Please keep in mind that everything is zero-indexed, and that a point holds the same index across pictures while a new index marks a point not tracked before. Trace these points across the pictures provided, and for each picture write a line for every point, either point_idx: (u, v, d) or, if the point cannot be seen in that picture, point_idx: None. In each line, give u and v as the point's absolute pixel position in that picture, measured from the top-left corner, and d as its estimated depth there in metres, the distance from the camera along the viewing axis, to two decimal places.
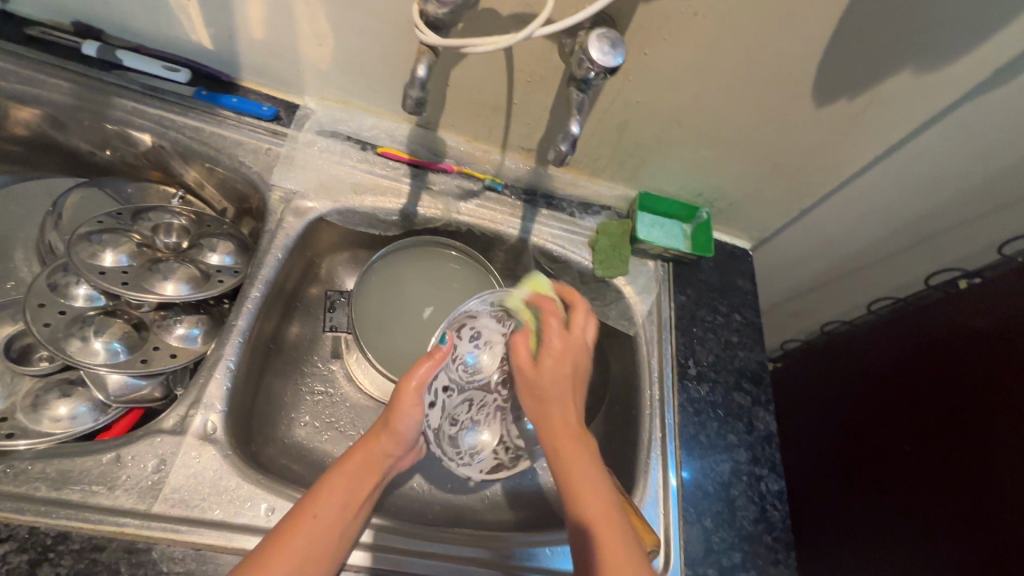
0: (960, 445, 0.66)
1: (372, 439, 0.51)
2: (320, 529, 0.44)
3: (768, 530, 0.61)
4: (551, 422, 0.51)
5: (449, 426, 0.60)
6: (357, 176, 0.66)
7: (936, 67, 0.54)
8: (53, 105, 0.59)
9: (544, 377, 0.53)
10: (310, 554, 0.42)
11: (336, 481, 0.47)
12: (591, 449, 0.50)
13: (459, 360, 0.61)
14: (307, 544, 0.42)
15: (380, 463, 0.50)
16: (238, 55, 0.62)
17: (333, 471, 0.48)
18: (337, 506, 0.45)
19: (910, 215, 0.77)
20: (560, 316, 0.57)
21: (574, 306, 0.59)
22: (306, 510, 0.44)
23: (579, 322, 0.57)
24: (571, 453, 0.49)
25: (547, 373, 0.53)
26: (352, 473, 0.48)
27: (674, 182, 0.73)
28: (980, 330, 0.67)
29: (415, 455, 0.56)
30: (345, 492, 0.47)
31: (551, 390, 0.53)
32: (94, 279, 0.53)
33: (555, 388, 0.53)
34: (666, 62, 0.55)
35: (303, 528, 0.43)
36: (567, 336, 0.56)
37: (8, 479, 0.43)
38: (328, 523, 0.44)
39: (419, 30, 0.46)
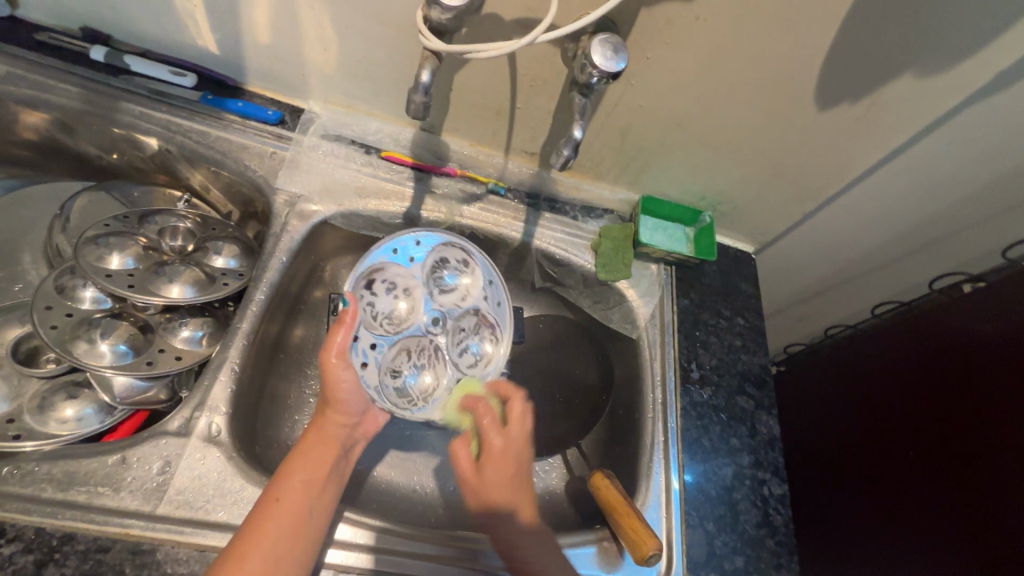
0: (964, 450, 0.66)
1: (323, 417, 0.52)
2: (287, 508, 0.44)
3: (771, 534, 0.61)
4: (507, 542, 0.52)
5: (391, 377, 0.61)
6: (361, 180, 0.67)
7: (939, 70, 0.54)
8: (61, 109, 0.59)
9: (490, 484, 0.54)
10: (284, 535, 0.43)
11: (295, 462, 0.48)
12: (551, 548, 0.53)
13: (379, 312, 0.61)
14: (277, 526, 0.43)
15: (335, 435, 0.52)
16: (244, 60, 0.62)
17: (293, 455, 0.48)
18: (301, 485, 0.46)
19: (914, 218, 0.76)
20: (495, 413, 0.57)
21: (511, 397, 0.59)
22: (272, 494, 0.45)
23: (517, 411, 0.58)
24: (531, 558, 0.51)
25: (495, 472, 0.54)
26: (310, 452, 0.49)
27: (677, 185, 0.73)
28: (984, 334, 0.67)
29: (379, 416, 0.57)
30: (306, 468, 0.47)
31: (499, 494, 0.53)
32: (100, 281, 0.54)
33: (507, 493, 0.53)
34: (668, 66, 0.56)
35: (272, 512, 0.44)
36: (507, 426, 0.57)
37: (15, 480, 0.43)
38: (295, 500, 0.45)
39: (423, 35, 0.47)
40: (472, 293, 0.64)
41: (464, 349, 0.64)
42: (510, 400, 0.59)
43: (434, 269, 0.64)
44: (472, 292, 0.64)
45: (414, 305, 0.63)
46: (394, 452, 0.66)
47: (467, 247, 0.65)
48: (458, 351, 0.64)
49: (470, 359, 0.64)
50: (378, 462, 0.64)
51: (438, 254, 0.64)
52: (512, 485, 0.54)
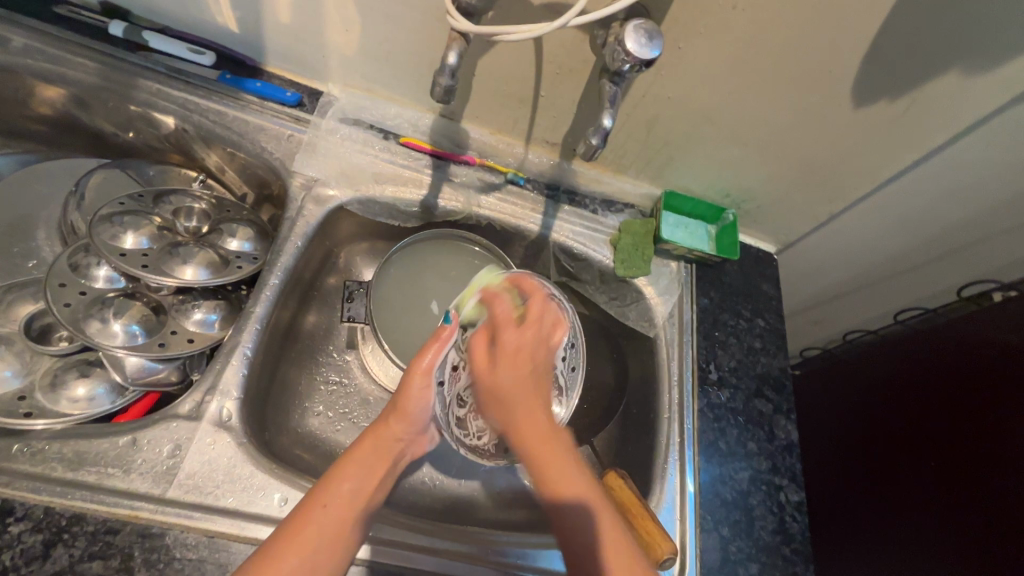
0: (990, 465, 0.64)
1: (383, 425, 0.50)
2: (331, 514, 0.43)
3: (787, 541, 0.59)
4: (524, 435, 0.47)
5: (457, 406, 0.59)
6: (378, 165, 0.66)
7: (987, 67, 0.51)
8: (78, 84, 0.58)
9: (497, 380, 0.50)
10: (322, 544, 0.41)
11: (345, 469, 0.46)
12: (569, 446, 0.47)
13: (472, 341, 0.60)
14: (319, 534, 0.41)
15: (390, 448, 0.50)
16: (263, 39, 0.61)
17: (344, 460, 0.47)
18: (346, 494, 0.44)
19: (946, 223, 0.74)
20: (513, 309, 0.54)
21: (529, 296, 0.55)
22: (317, 497, 0.44)
23: (536, 309, 0.54)
24: (550, 452, 0.46)
25: (508, 367, 0.50)
26: (362, 460, 0.47)
27: (701, 181, 0.71)
28: (1011, 345, 0.65)
29: (426, 442, 0.55)
30: (355, 478, 0.46)
31: (517, 402, 0.49)
32: (114, 261, 0.53)
33: (517, 389, 0.49)
34: (700, 56, 0.54)
35: (314, 517, 0.42)
36: (527, 324, 0.53)
37: (26, 458, 0.43)
38: (339, 510, 0.43)
39: (451, 16, 0.45)
40: None
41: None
42: (530, 296, 0.56)
43: None
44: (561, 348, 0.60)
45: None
46: None
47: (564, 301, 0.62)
48: None
49: None
50: None
51: (544, 302, 0.62)
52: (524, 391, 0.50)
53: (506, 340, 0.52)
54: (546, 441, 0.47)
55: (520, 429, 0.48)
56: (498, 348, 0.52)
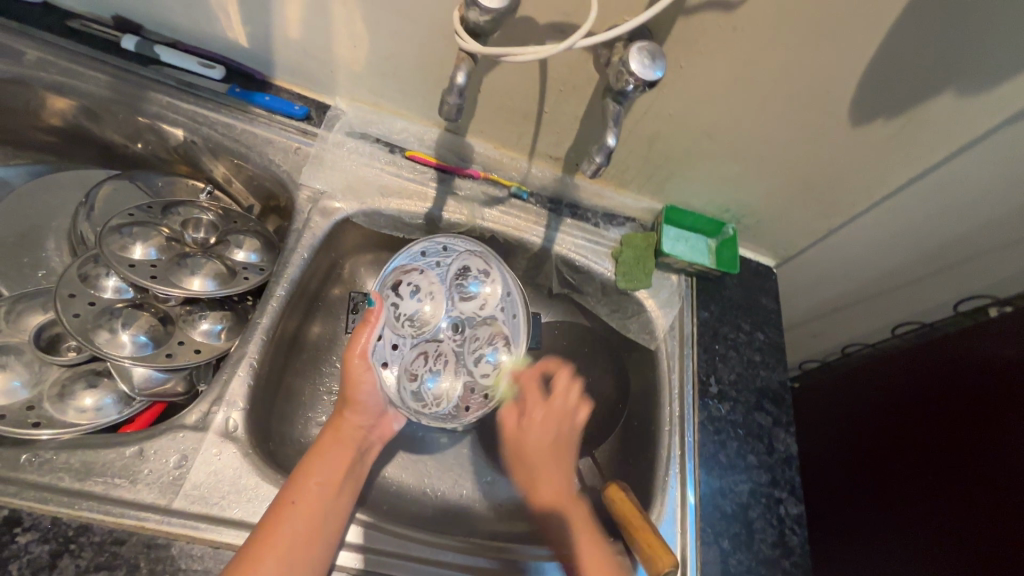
0: (988, 479, 0.64)
1: (339, 416, 0.54)
2: (302, 508, 0.45)
3: (786, 554, 0.60)
4: (543, 493, 0.61)
5: (408, 380, 0.63)
6: (384, 179, 0.66)
7: (981, 88, 0.53)
8: (90, 97, 0.59)
9: (529, 441, 0.64)
10: (296, 539, 0.43)
11: (312, 465, 0.49)
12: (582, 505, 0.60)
13: (403, 315, 0.64)
14: (291, 527, 0.43)
15: (350, 437, 0.53)
16: (273, 54, 0.62)
17: (310, 456, 0.50)
18: (314, 487, 0.47)
19: (942, 239, 0.75)
20: (540, 386, 0.67)
21: (553, 375, 0.68)
22: (285, 496, 0.45)
23: (562, 387, 0.67)
24: (570, 511, 0.59)
25: (536, 451, 0.64)
26: (326, 453, 0.50)
27: (702, 196, 0.72)
28: (1006, 359, 0.66)
29: (392, 423, 0.59)
30: (321, 470, 0.48)
31: (534, 438, 0.64)
32: (124, 271, 0.54)
33: (544, 444, 0.64)
34: (702, 76, 0.55)
35: (285, 514, 0.44)
36: (552, 403, 0.66)
37: (33, 468, 0.43)
38: (310, 500, 0.46)
39: (460, 36, 0.46)
40: (491, 302, 0.67)
41: (477, 360, 0.66)
42: (557, 373, 0.69)
43: (456, 277, 0.66)
44: (490, 301, 0.67)
45: (430, 312, 0.65)
46: (406, 453, 0.65)
47: (488, 256, 0.67)
48: (473, 359, 0.66)
49: (485, 368, 0.66)
50: (390, 463, 0.63)
51: (461, 262, 0.66)
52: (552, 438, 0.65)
53: (529, 418, 0.65)
54: (571, 500, 0.60)
55: (548, 494, 0.61)
56: (527, 421, 0.65)
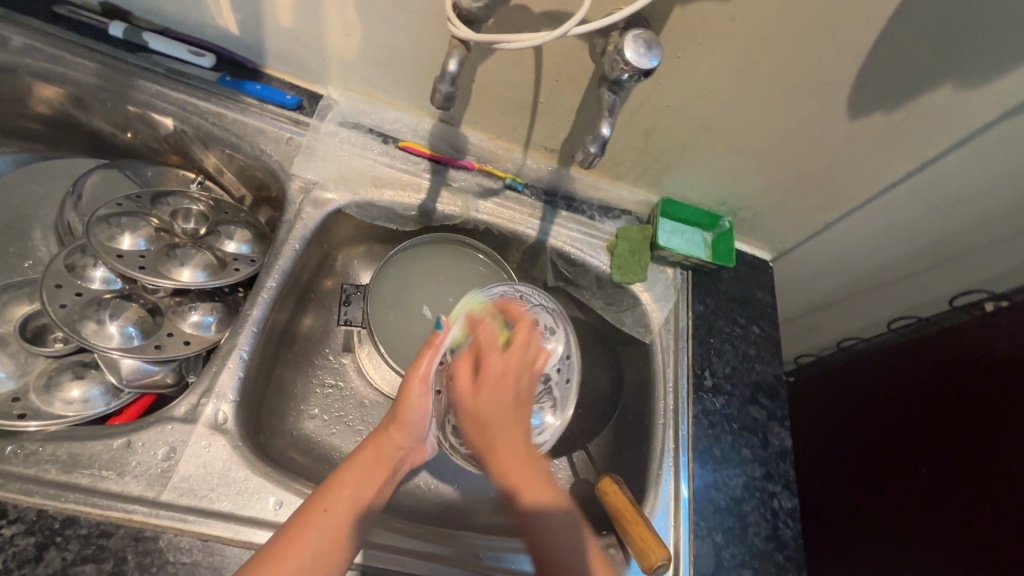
0: (984, 474, 0.64)
1: (384, 431, 0.51)
2: (333, 520, 0.43)
3: (780, 548, 0.60)
4: (496, 454, 0.51)
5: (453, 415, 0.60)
6: (377, 169, 0.66)
7: (980, 80, 0.52)
8: (77, 85, 0.58)
9: (484, 405, 0.53)
10: (322, 550, 0.41)
11: (348, 474, 0.46)
12: (541, 467, 0.51)
13: None
14: (320, 540, 0.41)
15: (391, 457, 0.50)
16: (264, 42, 0.61)
17: (347, 465, 0.47)
18: (347, 500, 0.45)
19: (939, 233, 0.74)
20: (497, 339, 0.57)
21: (516, 322, 0.58)
22: (317, 503, 0.44)
23: (524, 335, 0.57)
24: (521, 476, 0.49)
25: (488, 399, 0.53)
26: (364, 466, 0.48)
27: (698, 189, 0.71)
28: (1002, 355, 0.65)
29: (426, 450, 0.55)
30: (356, 484, 0.46)
31: (488, 406, 0.52)
32: (111, 262, 0.53)
33: (499, 412, 0.52)
34: (698, 66, 0.54)
35: (314, 523, 0.42)
36: (510, 354, 0.56)
37: (19, 460, 0.43)
38: (342, 516, 0.43)
39: (451, 23, 0.45)
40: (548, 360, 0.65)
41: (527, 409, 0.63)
42: (517, 322, 0.58)
43: None
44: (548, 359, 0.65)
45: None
46: None
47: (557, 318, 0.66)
48: None
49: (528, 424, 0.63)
50: None
51: (529, 315, 0.65)
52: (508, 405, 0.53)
53: (485, 387, 0.53)
54: (524, 465, 0.50)
55: (499, 462, 0.50)
56: (482, 380, 0.54)
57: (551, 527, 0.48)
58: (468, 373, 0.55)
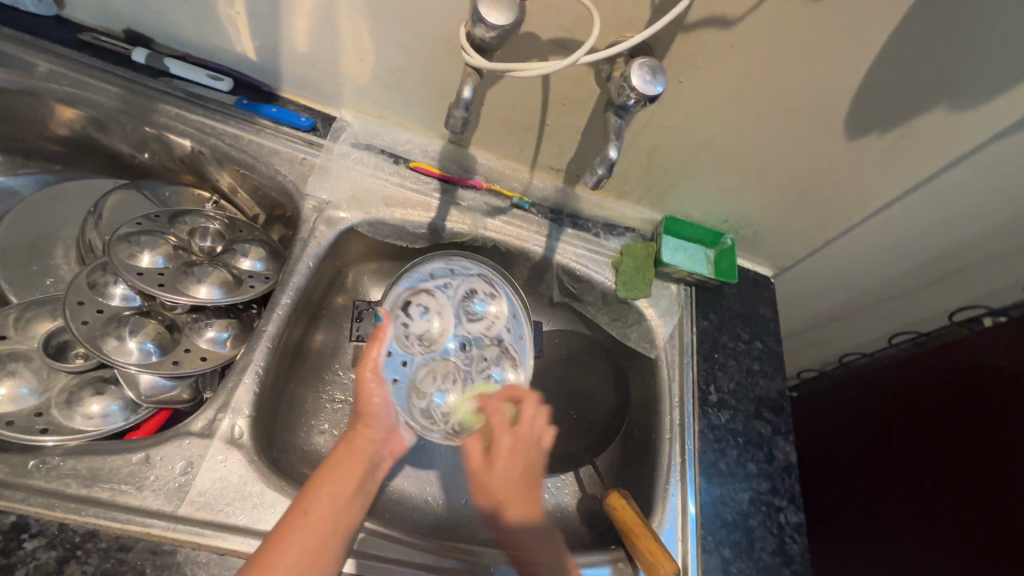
0: (985, 488, 0.65)
1: (353, 430, 0.53)
2: (315, 516, 0.45)
3: (786, 563, 0.60)
4: (515, 535, 0.54)
5: (417, 399, 0.60)
6: (388, 189, 0.67)
7: (972, 104, 0.54)
8: (100, 108, 0.60)
9: (495, 476, 0.57)
10: (310, 546, 0.43)
11: (327, 472, 0.49)
12: (554, 542, 0.54)
13: (412, 333, 0.61)
14: (306, 535, 0.43)
15: (362, 450, 0.52)
16: (281, 67, 0.63)
17: (325, 465, 0.49)
18: (329, 493, 0.47)
19: (937, 250, 0.76)
20: (507, 416, 0.60)
21: (523, 399, 0.61)
22: (301, 504, 0.45)
23: (528, 413, 0.60)
24: (530, 546, 0.53)
25: (506, 505, 0.55)
26: (340, 463, 0.50)
27: (700, 207, 0.73)
28: (1001, 369, 0.67)
29: (405, 438, 0.57)
30: (335, 479, 0.48)
31: (496, 478, 0.57)
32: (131, 279, 0.54)
33: (508, 484, 0.57)
34: (700, 90, 0.56)
35: (300, 522, 0.44)
36: (517, 429, 0.59)
37: (41, 474, 0.44)
38: (324, 511, 0.45)
39: (465, 52, 0.47)
40: (498, 322, 0.65)
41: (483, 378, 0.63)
42: (523, 400, 0.61)
43: (463, 297, 0.65)
44: (497, 322, 0.65)
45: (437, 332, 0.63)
46: (408, 462, 0.65)
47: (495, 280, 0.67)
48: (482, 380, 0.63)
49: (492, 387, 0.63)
50: (391, 471, 0.64)
51: (467, 285, 0.65)
52: (520, 475, 0.57)
53: (494, 456, 0.58)
54: (535, 546, 0.53)
55: (510, 538, 0.54)
56: (494, 450, 0.58)
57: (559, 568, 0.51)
58: (478, 445, 0.59)
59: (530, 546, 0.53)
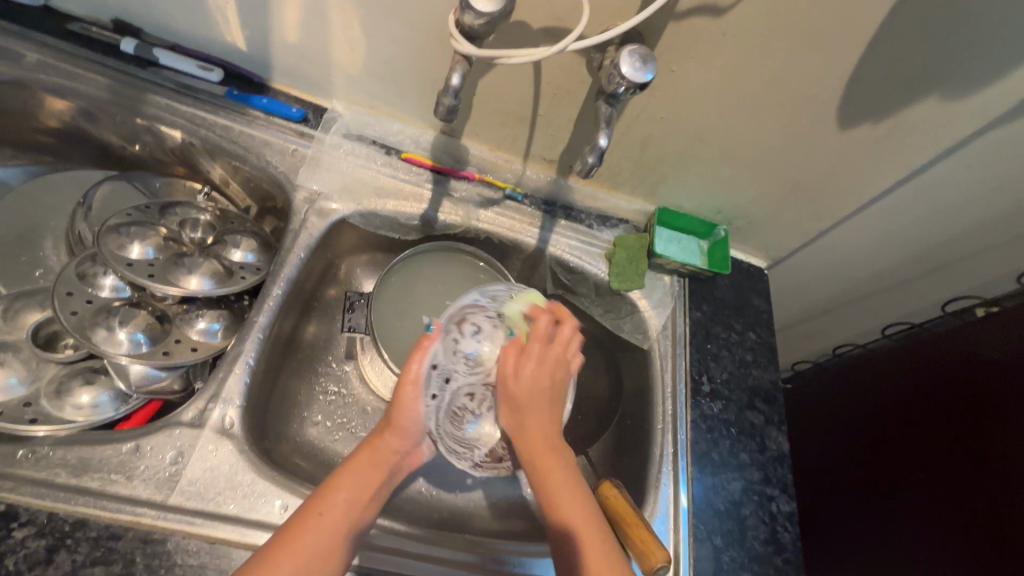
0: (978, 477, 0.65)
1: (378, 437, 0.51)
2: (325, 524, 0.44)
3: (778, 551, 0.60)
4: (532, 439, 0.54)
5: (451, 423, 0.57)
6: (379, 180, 0.67)
7: (963, 93, 0.54)
8: (88, 99, 0.60)
9: (522, 386, 0.56)
10: (317, 555, 0.42)
11: (343, 478, 0.47)
12: (569, 461, 0.53)
13: (462, 354, 0.58)
14: (313, 543, 0.42)
15: (384, 460, 0.50)
16: (271, 58, 0.63)
17: (341, 470, 0.48)
18: (342, 504, 0.46)
19: (930, 240, 0.76)
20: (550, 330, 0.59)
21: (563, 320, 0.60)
22: (314, 507, 0.45)
23: (565, 335, 0.59)
24: (546, 460, 0.52)
25: (528, 414, 0.55)
26: (358, 471, 0.48)
27: (693, 198, 0.73)
28: (993, 359, 0.67)
29: (425, 452, 0.55)
30: (352, 488, 0.47)
31: (522, 388, 0.55)
32: (121, 270, 0.54)
33: (535, 397, 0.56)
34: (692, 80, 0.56)
35: (310, 526, 0.43)
36: (550, 345, 0.58)
37: (30, 464, 0.44)
38: (335, 522, 0.44)
39: (455, 40, 0.47)
40: None
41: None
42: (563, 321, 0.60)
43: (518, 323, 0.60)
44: None
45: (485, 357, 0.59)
46: None
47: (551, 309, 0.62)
48: None
49: None
50: None
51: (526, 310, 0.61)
52: (549, 391, 0.56)
53: (524, 363, 0.56)
54: (549, 456, 0.53)
55: (528, 441, 0.54)
56: (520, 366, 0.56)
57: (570, 496, 0.50)
58: (512, 356, 0.57)
59: (544, 459, 0.53)
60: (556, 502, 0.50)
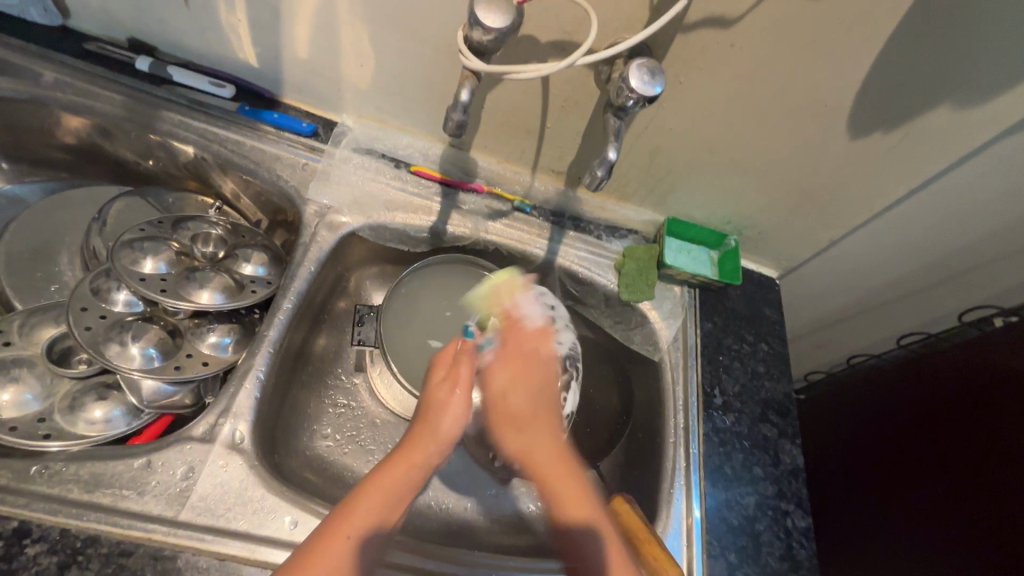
0: (1001, 491, 0.63)
1: (416, 443, 0.49)
2: (350, 548, 0.42)
3: (794, 568, 0.59)
4: (537, 465, 0.52)
5: None
6: (389, 193, 0.67)
7: (977, 102, 0.53)
8: (103, 116, 0.61)
9: (526, 419, 0.54)
10: None
11: (369, 497, 0.45)
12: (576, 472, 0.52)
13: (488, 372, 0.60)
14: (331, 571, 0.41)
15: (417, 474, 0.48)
16: (282, 73, 0.64)
17: (370, 484, 0.46)
18: (367, 526, 0.44)
19: (945, 249, 0.75)
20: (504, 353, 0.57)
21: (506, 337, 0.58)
22: (338, 528, 0.43)
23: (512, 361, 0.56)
24: (562, 476, 0.51)
25: (514, 410, 0.54)
26: (389, 486, 0.46)
27: (702, 208, 0.73)
28: (1012, 370, 0.65)
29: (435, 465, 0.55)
30: (378, 506, 0.45)
31: (517, 402, 0.54)
32: (134, 285, 0.55)
33: (535, 419, 0.54)
34: (700, 91, 0.56)
35: (330, 551, 0.42)
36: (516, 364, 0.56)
37: (43, 480, 0.44)
38: (359, 543, 0.43)
39: (463, 55, 0.47)
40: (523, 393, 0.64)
41: None
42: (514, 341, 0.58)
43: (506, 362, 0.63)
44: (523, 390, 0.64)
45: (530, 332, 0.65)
46: None
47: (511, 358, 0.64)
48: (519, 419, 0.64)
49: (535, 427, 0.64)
50: None
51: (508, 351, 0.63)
52: (537, 415, 0.54)
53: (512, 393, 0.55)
54: (558, 474, 0.51)
55: (540, 465, 0.52)
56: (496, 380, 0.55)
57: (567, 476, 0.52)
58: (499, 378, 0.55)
59: (562, 486, 0.51)
60: (576, 535, 0.50)
